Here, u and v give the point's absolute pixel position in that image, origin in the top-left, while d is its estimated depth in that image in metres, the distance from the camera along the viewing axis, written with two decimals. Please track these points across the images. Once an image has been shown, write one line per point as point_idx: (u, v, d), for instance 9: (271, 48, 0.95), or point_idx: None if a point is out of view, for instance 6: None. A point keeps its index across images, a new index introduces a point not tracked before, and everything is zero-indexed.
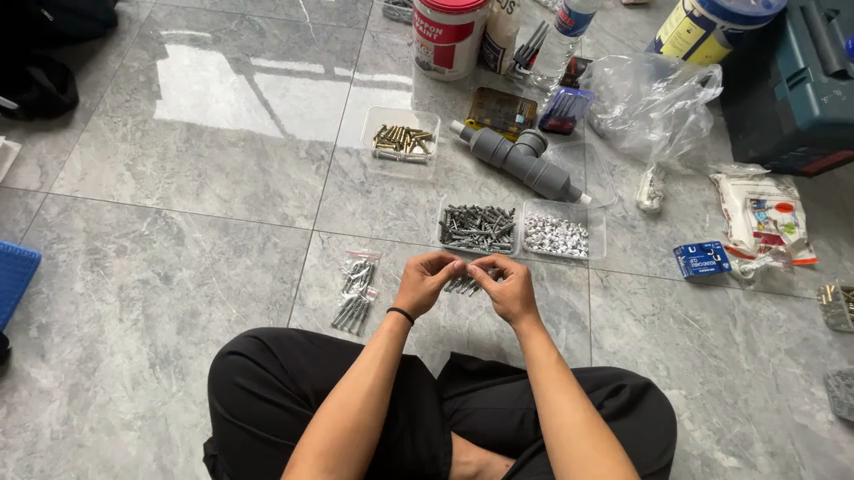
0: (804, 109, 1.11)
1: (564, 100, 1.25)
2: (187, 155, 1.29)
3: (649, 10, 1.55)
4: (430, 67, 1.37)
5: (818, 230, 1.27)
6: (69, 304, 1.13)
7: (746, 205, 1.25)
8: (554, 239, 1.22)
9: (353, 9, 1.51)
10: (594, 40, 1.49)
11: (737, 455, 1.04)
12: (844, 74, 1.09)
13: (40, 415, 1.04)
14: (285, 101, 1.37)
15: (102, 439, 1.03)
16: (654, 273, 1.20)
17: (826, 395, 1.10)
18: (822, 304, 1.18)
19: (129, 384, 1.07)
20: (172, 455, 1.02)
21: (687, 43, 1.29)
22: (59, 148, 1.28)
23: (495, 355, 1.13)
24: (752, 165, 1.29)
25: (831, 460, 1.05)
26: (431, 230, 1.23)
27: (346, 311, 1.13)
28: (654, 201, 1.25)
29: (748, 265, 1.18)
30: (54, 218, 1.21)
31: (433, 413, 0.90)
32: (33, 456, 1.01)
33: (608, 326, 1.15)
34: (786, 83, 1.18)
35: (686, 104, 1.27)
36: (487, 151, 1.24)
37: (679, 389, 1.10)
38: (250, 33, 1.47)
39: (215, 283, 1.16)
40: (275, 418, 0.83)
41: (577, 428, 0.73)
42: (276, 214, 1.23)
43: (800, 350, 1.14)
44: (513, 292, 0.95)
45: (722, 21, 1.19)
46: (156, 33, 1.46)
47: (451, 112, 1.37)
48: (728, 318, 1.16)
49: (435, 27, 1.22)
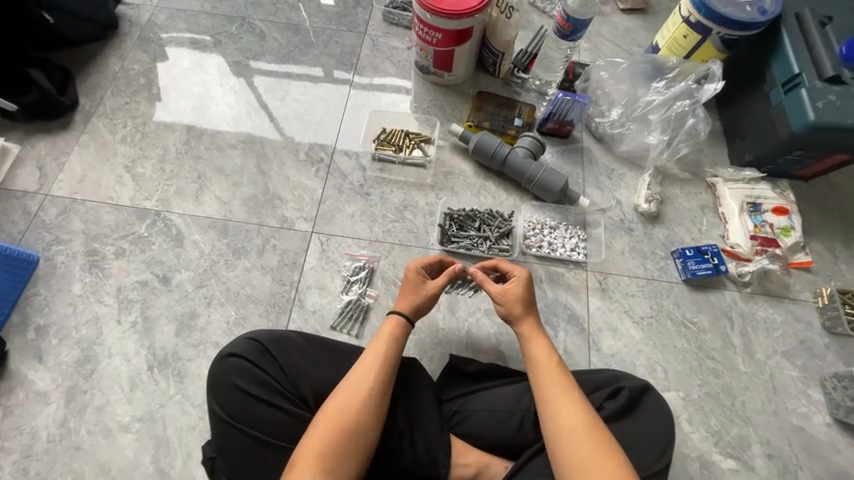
0: (799, 113, 1.13)
1: (563, 103, 1.26)
2: (186, 157, 1.30)
3: (646, 15, 1.57)
4: (429, 71, 1.38)
5: (814, 233, 1.28)
6: (66, 306, 1.13)
7: (743, 208, 1.27)
8: (553, 242, 1.22)
9: (354, 13, 1.52)
10: (592, 45, 1.50)
11: (735, 458, 1.05)
12: (838, 79, 1.11)
13: (36, 417, 1.04)
14: (285, 104, 1.38)
15: (99, 441, 1.02)
16: (652, 276, 1.21)
17: (823, 396, 1.11)
18: (818, 307, 1.19)
19: (127, 386, 1.07)
20: (170, 457, 1.01)
21: (684, 48, 1.30)
22: (58, 150, 1.28)
23: (494, 357, 1.14)
24: (749, 168, 1.30)
25: (829, 462, 1.05)
26: (430, 232, 1.23)
27: (346, 313, 1.13)
28: (652, 204, 1.26)
29: (745, 267, 1.19)
30: (53, 220, 1.21)
31: (432, 414, 0.91)
32: (29, 459, 1.00)
33: (606, 328, 1.15)
34: (781, 88, 1.19)
35: (686, 105, 1.29)
36: (486, 155, 1.25)
37: (677, 391, 1.10)
38: (250, 36, 1.47)
39: (214, 285, 1.16)
40: (275, 420, 0.83)
41: (577, 431, 0.73)
42: (276, 217, 1.23)
43: (797, 353, 1.15)
44: (515, 295, 0.96)
45: (718, 26, 1.21)
46: (157, 36, 1.46)
47: (450, 116, 1.38)
48: (725, 320, 1.17)
49: (434, 31, 1.23)
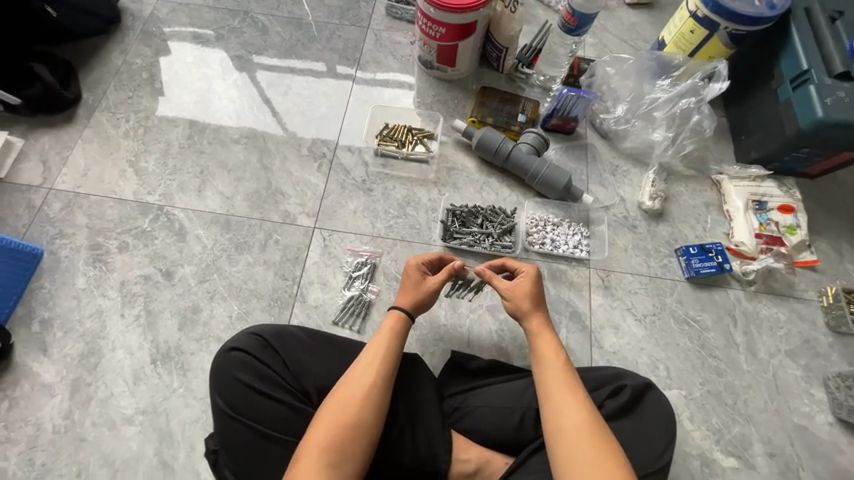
0: (807, 110, 1.11)
1: (567, 99, 1.25)
2: (189, 152, 1.30)
3: (652, 10, 1.55)
4: (433, 66, 1.37)
5: (820, 231, 1.27)
6: (70, 299, 1.14)
7: (748, 206, 1.25)
8: (556, 239, 1.21)
9: (357, 7, 1.51)
10: (597, 40, 1.49)
11: (736, 456, 1.05)
12: (847, 76, 1.09)
13: (41, 409, 1.05)
14: (288, 99, 1.37)
15: (104, 433, 1.03)
16: (655, 273, 1.20)
17: (826, 396, 1.10)
18: (823, 306, 1.18)
19: (130, 379, 1.08)
20: (173, 450, 1.02)
21: (690, 43, 1.28)
22: (62, 144, 1.29)
23: (496, 354, 1.14)
24: (755, 166, 1.29)
25: (831, 461, 1.05)
26: (432, 229, 1.23)
27: (347, 309, 1.14)
28: (656, 201, 1.25)
29: (749, 266, 1.18)
30: (57, 214, 1.21)
31: (433, 410, 0.91)
32: (34, 449, 1.02)
33: (608, 326, 1.15)
34: (789, 84, 1.17)
35: (691, 102, 1.28)
36: (489, 150, 1.24)
37: (679, 389, 1.10)
38: (252, 30, 1.47)
39: (216, 279, 1.17)
40: (276, 414, 0.83)
41: (578, 431, 0.73)
42: (278, 212, 1.23)
43: (800, 352, 1.14)
44: (524, 291, 0.96)
45: (725, 21, 1.19)
46: (159, 30, 1.46)
47: (454, 111, 1.37)
48: (729, 319, 1.16)
49: (438, 26, 1.22)
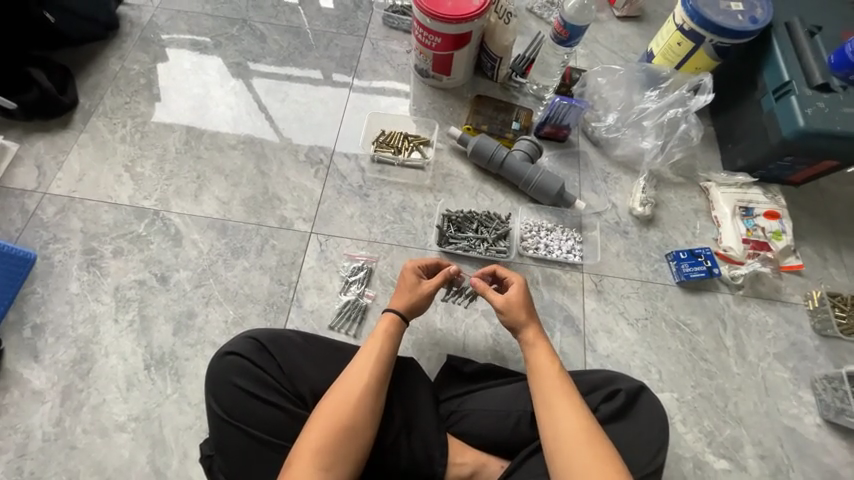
0: (789, 119, 1.15)
1: (559, 108, 1.29)
2: (186, 157, 1.30)
3: (641, 23, 1.59)
4: (428, 75, 1.40)
5: (804, 238, 1.30)
6: (64, 304, 1.13)
7: (735, 212, 1.29)
8: (550, 244, 1.24)
9: (354, 16, 1.54)
10: (588, 50, 1.53)
11: (728, 458, 1.06)
12: (826, 87, 1.14)
13: (31, 416, 1.03)
14: (286, 105, 1.39)
15: (95, 440, 1.02)
16: (645, 278, 1.23)
17: (814, 398, 1.13)
18: (809, 309, 1.21)
19: (123, 385, 1.06)
20: (166, 457, 1.01)
21: (677, 56, 1.32)
22: (57, 149, 1.28)
23: (491, 357, 1.14)
24: (741, 173, 1.33)
25: (819, 462, 1.07)
26: (428, 234, 1.24)
27: (344, 313, 1.14)
28: (646, 207, 1.28)
29: (738, 271, 1.21)
30: (51, 218, 1.21)
31: (429, 413, 0.91)
32: (23, 458, 1.00)
33: (601, 330, 1.17)
34: (772, 94, 1.21)
35: (679, 112, 1.31)
36: (484, 157, 1.27)
37: (670, 392, 1.11)
38: (250, 38, 1.49)
39: (212, 284, 1.16)
40: (272, 419, 0.83)
41: (574, 434, 0.74)
42: (275, 217, 1.24)
43: (788, 355, 1.17)
44: (518, 300, 0.97)
45: (712, 34, 1.23)
46: (157, 37, 1.47)
47: (449, 119, 1.39)
48: (718, 322, 1.19)
49: (434, 35, 1.24)
